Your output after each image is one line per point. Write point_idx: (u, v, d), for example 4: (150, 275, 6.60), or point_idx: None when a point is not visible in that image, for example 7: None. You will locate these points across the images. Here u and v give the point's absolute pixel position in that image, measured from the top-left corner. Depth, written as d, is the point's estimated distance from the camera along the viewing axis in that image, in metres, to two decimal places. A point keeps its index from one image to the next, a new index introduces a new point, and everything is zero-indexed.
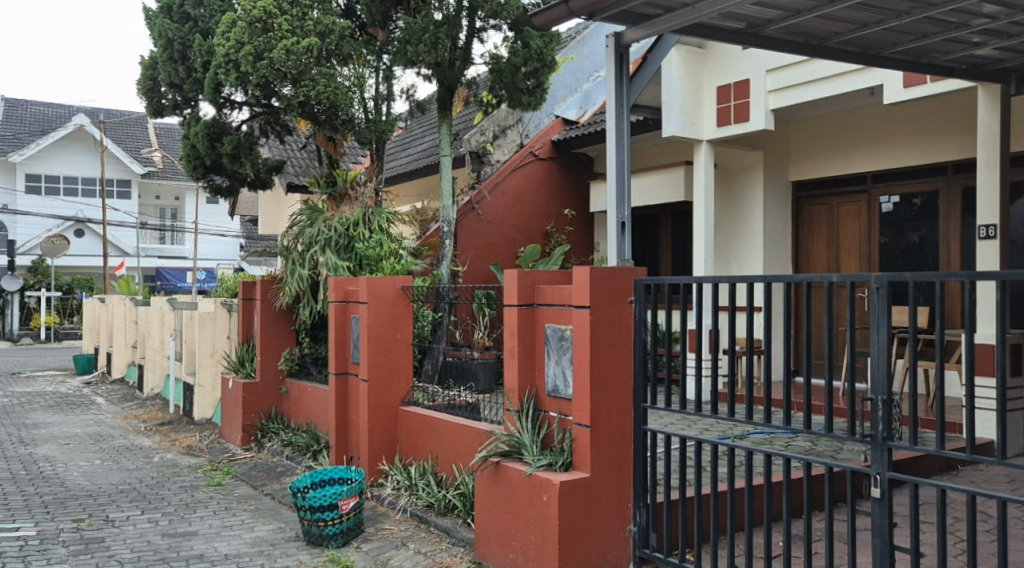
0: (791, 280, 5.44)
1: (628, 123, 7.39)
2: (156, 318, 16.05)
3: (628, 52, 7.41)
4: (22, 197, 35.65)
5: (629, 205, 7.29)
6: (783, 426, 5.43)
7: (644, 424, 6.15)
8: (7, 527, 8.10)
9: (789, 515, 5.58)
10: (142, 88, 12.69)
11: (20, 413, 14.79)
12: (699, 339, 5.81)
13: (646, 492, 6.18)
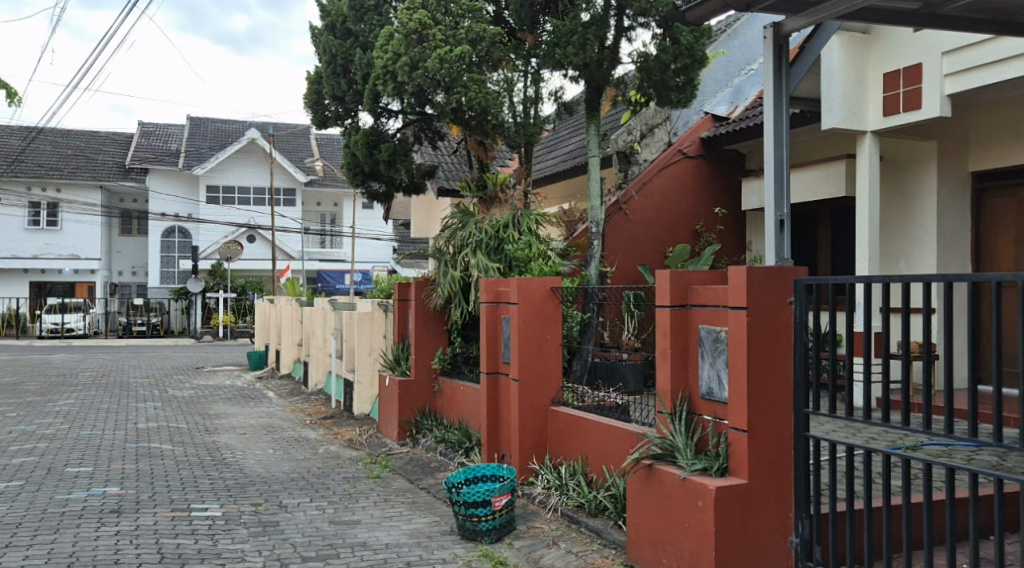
0: (976, 281, 4.96)
1: (787, 117, 6.90)
2: (319, 317, 16.99)
3: (788, 42, 6.93)
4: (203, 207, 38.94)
5: (788, 202, 6.77)
6: (967, 439, 4.94)
7: (806, 431, 5.82)
8: (197, 508, 8.76)
9: (977, 533, 5.06)
10: (308, 101, 13.44)
11: (204, 404, 16.05)
12: (869, 343, 5.35)
13: (810, 503, 5.85)
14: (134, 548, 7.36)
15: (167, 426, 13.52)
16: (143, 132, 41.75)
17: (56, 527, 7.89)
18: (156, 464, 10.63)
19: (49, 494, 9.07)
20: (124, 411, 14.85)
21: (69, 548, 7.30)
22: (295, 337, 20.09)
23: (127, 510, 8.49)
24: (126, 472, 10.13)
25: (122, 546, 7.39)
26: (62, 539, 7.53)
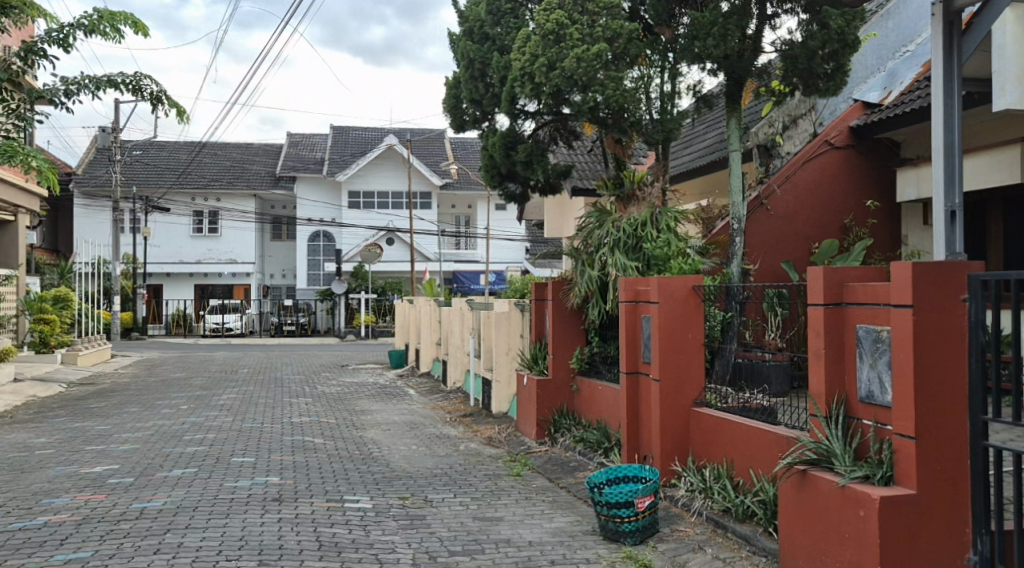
0: None
1: (959, 99, 6.52)
2: (456, 317, 17.24)
3: (960, 18, 6.57)
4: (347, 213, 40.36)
5: (960, 190, 6.40)
6: None
7: (983, 440, 5.44)
8: (350, 499, 9.03)
9: None
10: (447, 107, 13.76)
11: (351, 400, 16.59)
12: None
13: (990, 519, 5.48)
14: (295, 534, 7.65)
15: (319, 420, 14.05)
16: (292, 142, 43.61)
17: (226, 512, 8.30)
18: (310, 457, 11.04)
19: (218, 481, 9.57)
20: (279, 406, 15.53)
21: (239, 532, 7.65)
22: (434, 336, 20.50)
23: (287, 499, 8.85)
24: (285, 463, 10.57)
25: (285, 533, 7.69)
26: (232, 523, 7.92)
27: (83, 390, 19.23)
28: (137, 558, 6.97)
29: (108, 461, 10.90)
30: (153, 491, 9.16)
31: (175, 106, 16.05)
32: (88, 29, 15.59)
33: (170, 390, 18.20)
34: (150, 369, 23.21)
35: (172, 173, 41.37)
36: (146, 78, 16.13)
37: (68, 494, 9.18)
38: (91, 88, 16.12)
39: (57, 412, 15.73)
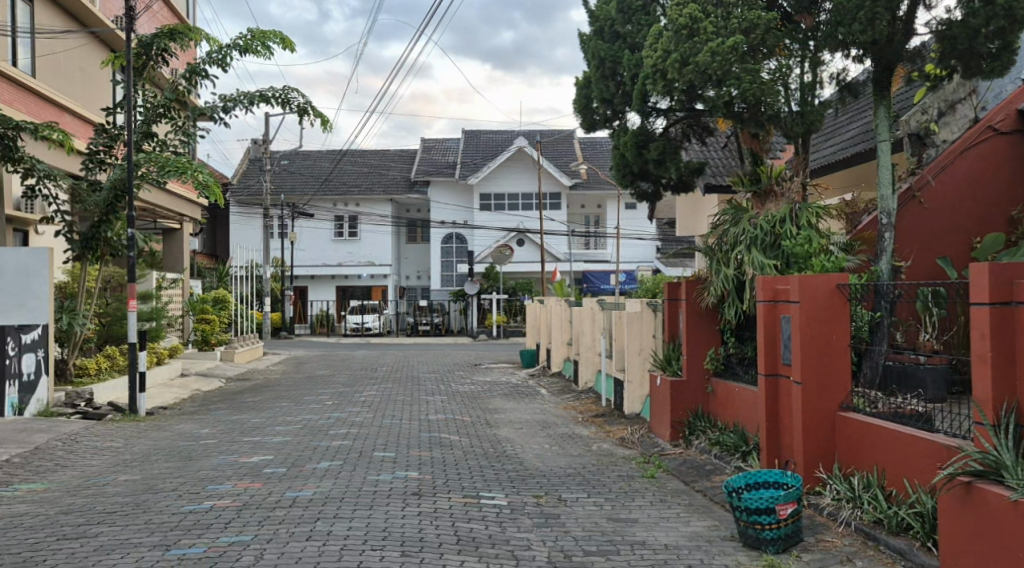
0: None
1: None
2: (587, 317, 17.10)
3: None
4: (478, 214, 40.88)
5: None
6: None
7: None
8: (486, 495, 9.06)
9: None
10: (578, 107, 13.62)
11: (484, 399, 16.71)
12: None
13: None
14: (434, 528, 7.72)
15: (456, 417, 14.22)
16: (426, 147, 44.50)
17: (369, 504, 8.46)
18: (447, 453, 11.17)
19: (362, 474, 9.80)
20: (416, 403, 15.81)
21: (383, 523, 7.78)
22: (565, 336, 20.45)
23: (426, 493, 8.96)
24: (422, 458, 10.73)
25: (425, 526, 7.77)
26: (376, 514, 8.06)
27: (238, 384, 20.21)
28: (290, 544, 7.20)
29: (264, 451, 11.38)
30: (304, 481, 9.45)
31: (321, 116, 16.58)
32: (242, 48, 16.32)
33: (317, 386, 18.87)
34: (299, 366, 24.18)
35: (314, 181, 43.29)
36: (293, 91, 16.74)
37: (230, 481, 9.62)
38: (245, 103, 16.87)
39: (217, 405, 16.58)
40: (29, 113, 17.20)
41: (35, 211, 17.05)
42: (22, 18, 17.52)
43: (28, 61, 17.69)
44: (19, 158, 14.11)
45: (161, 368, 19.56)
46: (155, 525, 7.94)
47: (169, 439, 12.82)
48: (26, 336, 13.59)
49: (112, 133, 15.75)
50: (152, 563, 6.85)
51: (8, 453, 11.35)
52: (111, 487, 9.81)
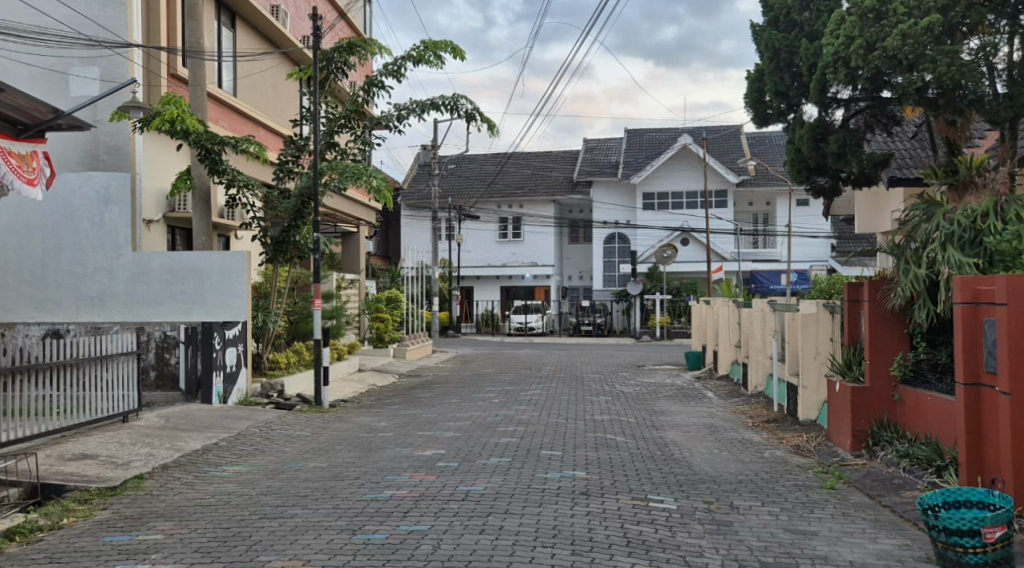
0: None
1: None
2: (758, 319, 16.33)
3: None
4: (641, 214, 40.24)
5: None
6: None
7: None
8: (654, 498, 8.70)
9: None
10: (748, 101, 12.95)
11: (651, 401, 16.29)
12: None
13: None
14: (604, 528, 7.45)
15: (623, 418, 13.90)
16: (590, 146, 44.25)
17: (540, 501, 8.28)
18: (614, 454, 10.85)
19: (531, 472, 9.64)
20: (582, 403, 15.59)
21: (552, 521, 7.57)
22: (733, 338, 19.68)
23: (594, 493, 8.70)
24: (590, 459, 10.47)
25: (595, 526, 7.51)
26: (545, 512, 7.88)
27: (410, 380, 20.68)
28: (465, 535, 7.13)
29: (437, 445, 11.48)
30: (475, 476, 9.40)
31: (488, 122, 16.65)
32: (415, 59, 16.62)
33: (485, 384, 19.04)
34: (466, 364, 24.51)
35: (481, 184, 44.04)
36: (463, 99, 16.89)
37: (408, 472, 9.71)
38: (417, 111, 17.17)
39: (392, 400, 16.98)
40: (231, 129, 18.27)
41: (236, 217, 18.02)
42: (226, 43, 18.60)
43: (231, 82, 18.81)
44: (223, 170, 14.92)
45: (342, 363, 20.33)
46: (342, 509, 8.10)
47: (350, 431, 13.18)
48: (229, 332, 14.32)
49: (299, 144, 16.55)
50: (340, 546, 6.95)
51: (216, 437, 12.01)
52: (302, 472, 10.15)
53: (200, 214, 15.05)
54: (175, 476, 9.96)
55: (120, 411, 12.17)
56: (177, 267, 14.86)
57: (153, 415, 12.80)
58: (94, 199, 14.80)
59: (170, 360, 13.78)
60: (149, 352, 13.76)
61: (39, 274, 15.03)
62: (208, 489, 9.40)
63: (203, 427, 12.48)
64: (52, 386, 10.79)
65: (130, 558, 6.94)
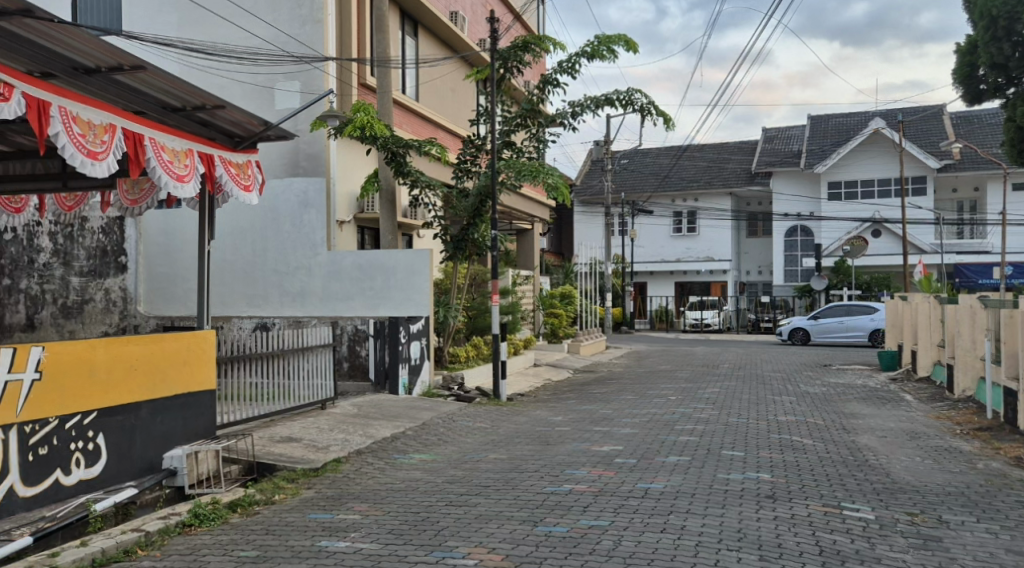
0: None
1: None
2: (966, 316, 15.35)
3: None
4: (828, 205, 38.71)
5: None
6: None
7: None
8: (849, 506, 8.52)
9: None
10: (961, 78, 14.42)
11: (840, 402, 15.80)
12: None
13: None
14: (793, 535, 7.41)
15: (805, 419, 13.59)
16: (768, 136, 43.04)
17: (722, 502, 8.31)
18: (800, 457, 10.67)
19: (712, 472, 9.66)
20: (764, 402, 15.34)
21: (736, 524, 7.60)
22: (935, 337, 18.61)
23: (780, 497, 8.63)
24: (774, 461, 10.35)
25: (783, 532, 7.47)
26: (729, 514, 7.90)
27: (585, 376, 20.99)
28: (647, 533, 7.29)
29: (614, 441, 11.67)
30: (654, 474, 9.53)
31: (664, 115, 16.70)
32: (589, 55, 16.84)
33: (660, 380, 19.04)
34: (641, 360, 24.53)
35: (656, 178, 43.97)
36: (637, 92, 16.95)
37: (586, 467, 9.97)
38: (591, 107, 17.38)
39: (568, 394, 17.30)
40: (413, 133, 19.05)
41: (418, 217, 18.83)
42: (409, 51, 19.49)
43: (413, 88, 19.66)
44: (407, 171, 15.67)
45: (518, 357, 20.93)
46: (524, 501, 8.44)
47: (529, 424, 13.58)
48: (414, 326, 15.04)
49: (477, 143, 17.17)
50: (523, 536, 7.28)
51: (403, 426, 12.70)
52: (484, 463, 10.61)
53: (387, 214, 15.88)
54: (369, 461, 10.67)
55: (319, 399, 13.10)
56: (367, 265, 15.73)
57: (348, 403, 13.68)
58: (296, 204, 16.01)
59: (360, 352, 14.75)
60: (343, 344, 14.80)
61: (249, 272, 16.40)
62: (398, 475, 10.00)
63: (391, 416, 13.23)
64: (262, 374, 11.75)
65: (333, 534, 7.54)
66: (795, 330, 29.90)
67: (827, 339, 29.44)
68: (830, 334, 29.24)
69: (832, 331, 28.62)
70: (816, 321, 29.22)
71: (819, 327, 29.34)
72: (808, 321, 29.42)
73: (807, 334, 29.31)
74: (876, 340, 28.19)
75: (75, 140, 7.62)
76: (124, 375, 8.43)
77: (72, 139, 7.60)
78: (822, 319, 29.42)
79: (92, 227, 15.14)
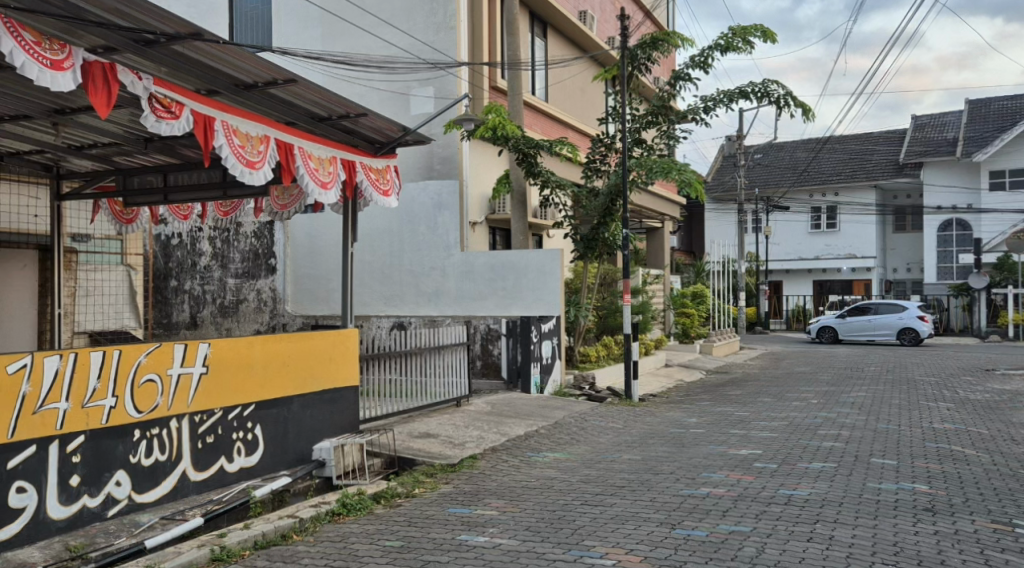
0: None
1: None
2: None
3: None
4: (988, 195, 36.54)
5: None
6: None
7: None
8: (1021, 524, 8.12)
9: None
10: None
11: (1004, 410, 14.96)
12: None
13: None
14: (957, 552, 7.15)
15: (965, 428, 13.02)
16: (917, 126, 41.18)
17: (875, 513, 8.12)
18: (962, 469, 10.23)
19: (862, 480, 9.43)
20: (916, 409, 14.75)
21: (892, 537, 7.42)
22: None
23: (942, 511, 8.34)
24: (933, 473, 9.97)
25: (945, 548, 7.23)
26: (883, 526, 7.71)
27: (719, 377, 20.73)
28: (792, 542, 7.24)
29: (752, 445, 11.53)
30: (797, 480, 9.39)
31: (803, 107, 16.33)
32: (723, 47, 16.65)
33: (800, 383, 18.56)
34: (778, 362, 23.96)
35: (792, 173, 42.88)
36: (774, 84, 16.65)
37: (724, 470, 9.92)
38: (725, 101, 17.19)
39: (702, 396, 17.13)
40: (543, 133, 19.28)
41: (548, 217, 19.05)
42: (539, 53, 19.76)
43: (542, 89, 19.91)
44: (538, 172, 15.93)
45: (649, 357, 20.88)
46: (660, 503, 8.50)
47: (662, 425, 13.56)
48: (545, 326, 15.16)
49: (606, 142, 17.26)
50: (661, 538, 7.36)
51: (536, 425, 12.93)
52: (618, 463, 10.69)
53: (517, 215, 16.21)
54: (504, 459, 10.93)
55: (453, 397, 13.43)
56: (499, 265, 16.05)
57: (482, 401, 14.00)
58: (431, 205, 16.52)
59: (493, 351, 15.22)
60: (476, 343, 15.34)
61: (388, 271, 17.01)
62: (533, 473, 10.21)
63: (524, 415, 13.47)
64: (399, 371, 12.21)
65: (471, 529, 7.80)
66: (824, 330, 30.66)
67: (856, 339, 30.02)
68: (858, 334, 29.75)
69: (860, 331, 29.25)
70: (843, 320, 29.86)
71: (846, 325, 29.97)
72: (835, 320, 30.12)
73: (833, 333, 30.20)
74: (903, 339, 28.96)
75: (235, 150, 8.20)
76: (278, 371, 8.97)
77: (232, 149, 8.17)
78: (850, 318, 30.08)
79: (246, 231, 16.91)
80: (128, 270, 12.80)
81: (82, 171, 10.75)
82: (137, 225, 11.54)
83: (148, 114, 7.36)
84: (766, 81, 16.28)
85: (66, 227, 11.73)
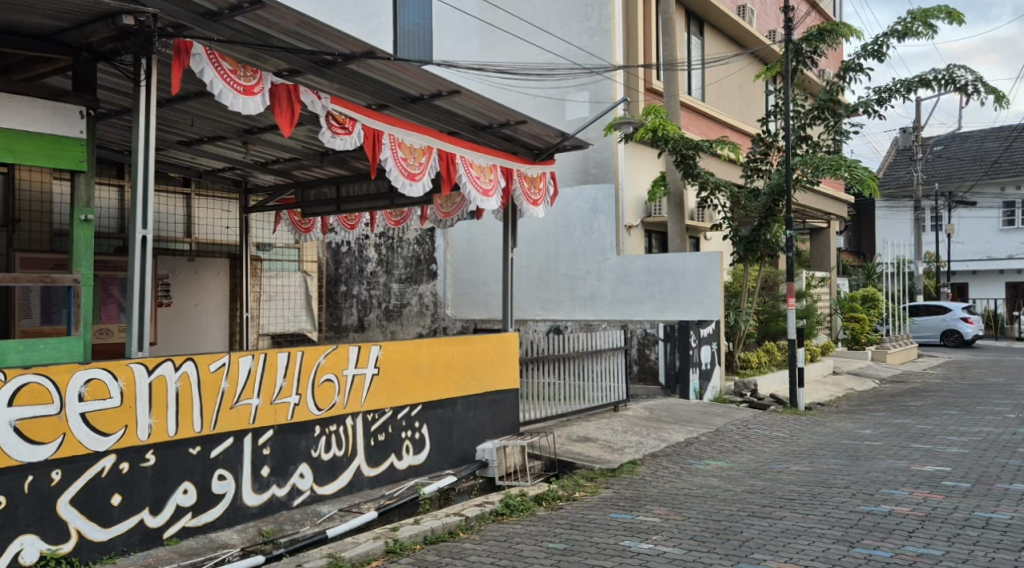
0: None
1: None
2: None
3: None
4: None
5: None
6: None
7: None
8: None
9: None
10: None
11: None
12: None
13: None
14: None
15: None
16: None
17: None
18: None
19: None
20: None
21: None
22: None
23: None
24: None
25: None
26: None
27: (896, 387, 19.73)
28: None
29: (938, 461, 10.97)
30: (995, 503, 8.86)
31: (994, 92, 15.46)
32: (901, 33, 15.97)
33: (991, 396, 17.36)
34: (963, 371, 22.56)
35: (980, 166, 40.29)
36: (960, 69, 15.81)
37: (908, 488, 9.51)
38: (903, 91, 16.45)
39: (876, 406, 16.41)
40: (700, 134, 19.04)
41: (705, 218, 18.75)
42: (696, 52, 19.52)
43: (698, 89, 19.66)
44: (696, 174, 15.74)
45: (816, 364, 20.20)
46: (835, 519, 8.26)
47: (834, 436, 13.12)
48: (705, 330, 15.00)
49: (767, 141, 16.85)
50: (840, 557, 7.17)
51: (697, 431, 12.79)
52: (785, 474, 10.43)
53: (675, 219, 16.19)
54: (664, 465, 10.89)
55: (611, 401, 13.51)
56: (655, 269, 15.94)
57: (640, 406, 14.00)
58: (586, 210, 16.63)
59: (650, 355, 15.21)
60: (634, 348, 15.34)
61: (545, 276, 17.25)
62: (695, 480, 10.13)
63: (684, 421, 13.33)
64: (556, 375, 12.39)
65: (635, 535, 7.85)
66: None
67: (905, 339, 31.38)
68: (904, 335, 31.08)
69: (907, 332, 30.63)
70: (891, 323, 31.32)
71: None
72: None
73: None
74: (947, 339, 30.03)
75: (398, 162, 8.58)
76: (443, 372, 9.30)
77: (396, 162, 8.55)
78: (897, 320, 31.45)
79: (409, 239, 17.48)
80: (304, 276, 13.61)
81: (266, 186, 11.68)
82: (314, 234, 12.20)
83: (324, 130, 7.79)
84: (952, 66, 15.50)
85: (252, 237, 12.51)
